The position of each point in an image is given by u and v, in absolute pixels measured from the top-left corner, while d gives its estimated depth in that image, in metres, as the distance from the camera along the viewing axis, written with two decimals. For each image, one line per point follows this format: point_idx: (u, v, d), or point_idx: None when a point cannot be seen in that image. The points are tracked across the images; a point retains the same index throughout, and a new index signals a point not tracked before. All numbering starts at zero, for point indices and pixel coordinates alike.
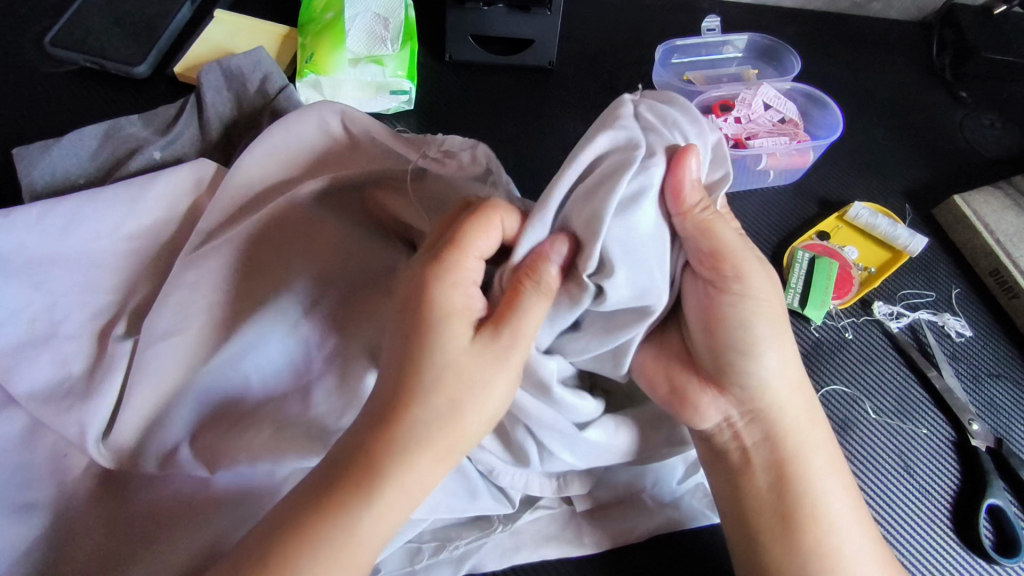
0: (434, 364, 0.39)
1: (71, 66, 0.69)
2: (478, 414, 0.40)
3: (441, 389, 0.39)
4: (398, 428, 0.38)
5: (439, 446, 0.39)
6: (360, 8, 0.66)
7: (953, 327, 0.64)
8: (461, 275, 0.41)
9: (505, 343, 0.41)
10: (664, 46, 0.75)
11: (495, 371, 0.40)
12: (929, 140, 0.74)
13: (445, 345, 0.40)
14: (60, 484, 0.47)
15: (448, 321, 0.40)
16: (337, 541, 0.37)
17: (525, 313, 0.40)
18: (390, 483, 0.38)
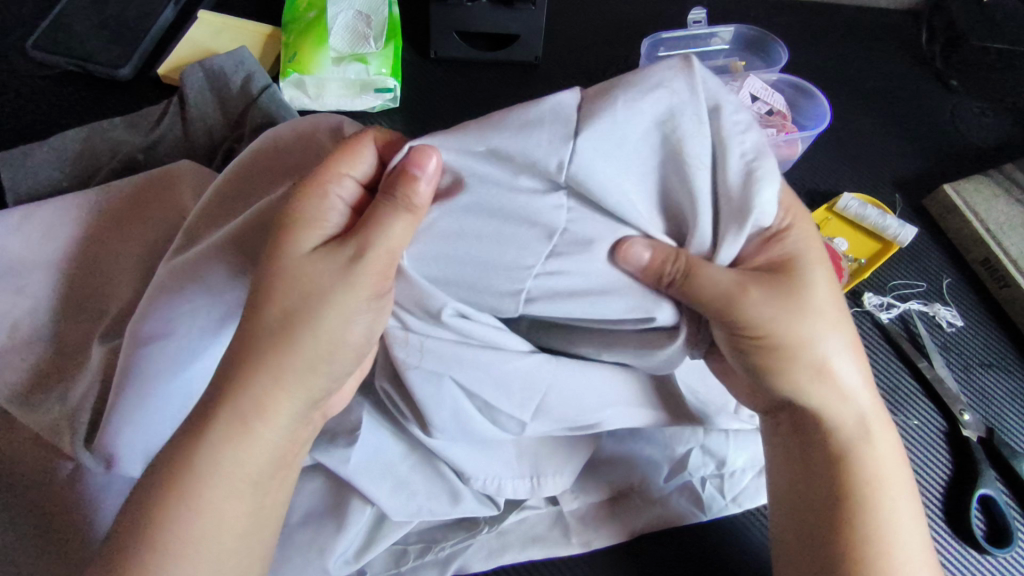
0: (272, 274, 0.38)
1: (54, 70, 0.69)
2: (315, 338, 0.38)
3: (276, 299, 0.38)
4: (257, 354, 0.38)
5: (271, 367, 0.38)
6: (342, 7, 0.66)
7: (944, 318, 0.63)
8: (326, 188, 0.40)
9: (353, 255, 0.38)
10: (649, 41, 0.73)
11: (336, 285, 0.38)
12: (918, 129, 0.73)
13: (289, 249, 0.38)
14: (45, 489, 0.47)
15: (297, 227, 0.39)
16: (190, 482, 0.36)
17: (379, 224, 0.37)
18: (232, 399, 0.38)
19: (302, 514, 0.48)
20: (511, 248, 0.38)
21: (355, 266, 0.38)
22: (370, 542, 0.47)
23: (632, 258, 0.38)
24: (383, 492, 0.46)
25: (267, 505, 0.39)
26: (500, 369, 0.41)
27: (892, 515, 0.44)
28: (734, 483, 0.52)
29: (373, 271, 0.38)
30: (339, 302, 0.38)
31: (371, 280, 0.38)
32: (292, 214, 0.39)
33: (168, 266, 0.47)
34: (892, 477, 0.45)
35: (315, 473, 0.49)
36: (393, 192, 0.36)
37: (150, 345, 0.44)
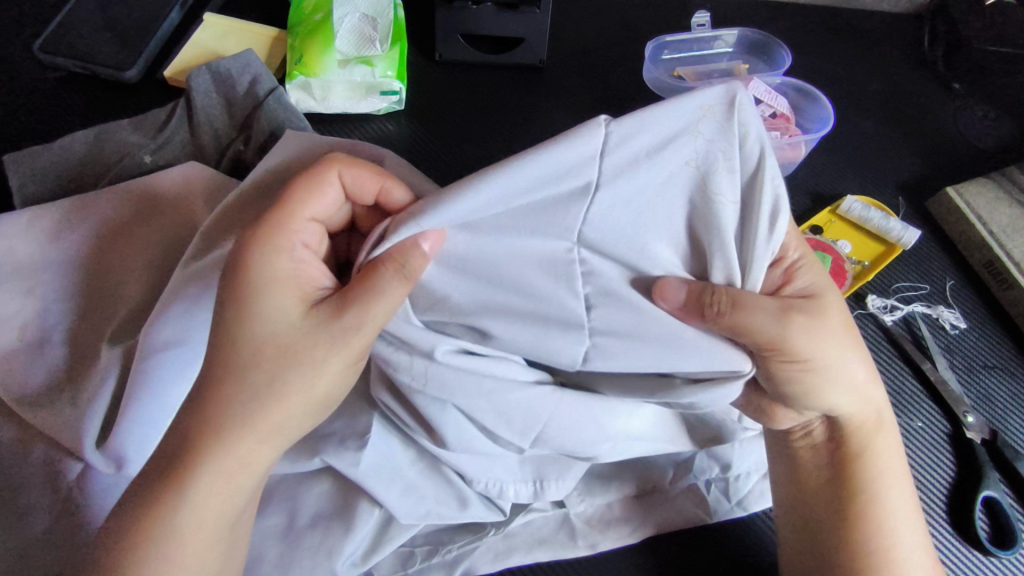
0: (255, 341, 0.39)
1: (60, 72, 0.69)
2: (302, 397, 0.40)
3: (263, 365, 0.39)
4: (240, 408, 0.38)
5: (247, 422, 0.38)
6: (348, 9, 0.66)
7: (947, 319, 0.64)
8: (290, 241, 0.41)
9: (345, 322, 0.39)
10: (653, 43, 0.74)
11: (329, 350, 0.39)
12: (921, 133, 0.74)
13: (265, 311, 0.39)
14: (50, 490, 0.47)
15: (274, 291, 0.39)
16: (163, 542, 0.37)
17: (379, 295, 0.38)
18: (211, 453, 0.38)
19: (309, 517, 0.48)
20: (536, 279, 0.39)
21: (343, 333, 0.39)
22: (378, 544, 0.47)
23: (668, 302, 0.38)
24: (393, 494, 0.46)
25: (236, 547, 0.41)
26: (505, 401, 0.42)
27: (893, 512, 0.45)
28: (740, 487, 0.53)
29: (361, 337, 0.39)
30: (323, 363, 0.40)
31: (358, 344, 0.40)
32: (267, 277, 0.39)
33: (185, 269, 0.47)
34: (893, 471, 0.47)
35: (322, 476, 0.49)
36: (403, 267, 0.38)
37: (171, 349, 0.45)
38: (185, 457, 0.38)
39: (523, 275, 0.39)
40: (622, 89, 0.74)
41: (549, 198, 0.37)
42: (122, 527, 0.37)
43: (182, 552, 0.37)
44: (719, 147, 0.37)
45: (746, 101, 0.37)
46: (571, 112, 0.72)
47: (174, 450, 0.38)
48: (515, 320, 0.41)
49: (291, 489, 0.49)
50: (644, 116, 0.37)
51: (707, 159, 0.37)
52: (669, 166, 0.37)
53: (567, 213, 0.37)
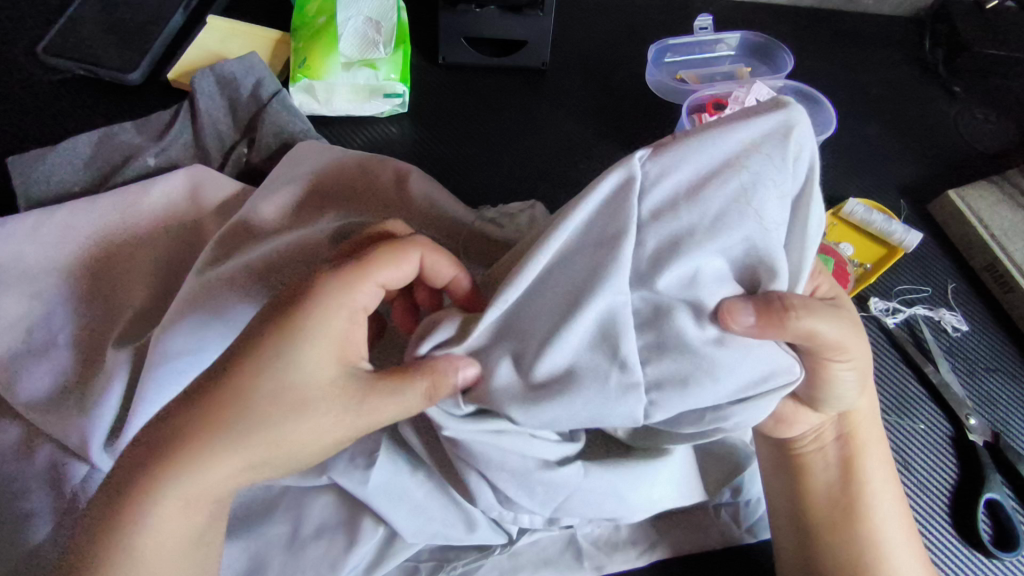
0: (269, 381, 0.38)
1: (63, 74, 0.69)
2: (306, 447, 0.39)
3: (267, 411, 0.37)
4: (244, 439, 0.37)
5: (249, 455, 0.37)
6: (352, 12, 0.66)
7: (950, 322, 0.64)
8: (353, 306, 0.40)
9: (368, 398, 0.39)
10: (656, 46, 0.75)
11: (334, 418, 0.39)
12: (922, 135, 0.74)
13: (302, 364, 0.38)
14: (55, 495, 0.46)
15: (308, 346, 0.39)
16: (135, 541, 0.36)
17: (398, 396, 0.38)
18: (192, 462, 0.37)
19: (314, 527, 0.48)
20: (586, 323, 0.37)
21: (364, 402, 0.39)
22: (381, 559, 0.47)
23: (739, 325, 0.36)
24: (401, 514, 0.46)
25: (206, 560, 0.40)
26: (533, 477, 0.43)
27: (879, 520, 0.48)
28: (750, 513, 0.53)
29: (376, 410, 0.39)
30: (337, 425, 0.39)
31: (365, 421, 0.39)
32: (313, 334, 0.39)
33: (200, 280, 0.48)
34: (875, 464, 0.49)
35: (327, 489, 0.49)
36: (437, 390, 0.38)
37: (182, 359, 0.45)
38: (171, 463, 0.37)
39: (573, 339, 0.37)
40: (626, 92, 0.74)
41: (597, 230, 0.37)
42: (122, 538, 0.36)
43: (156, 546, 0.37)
44: (776, 168, 0.37)
45: (801, 120, 0.38)
46: (574, 116, 0.72)
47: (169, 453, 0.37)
48: (569, 372, 0.38)
49: (295, 500, 0.48)
50: (694, 141, 0.37)
51: (757, 185, 0.37)
52: (722, 193, 0.36)
53: (620, 252, 0.36)
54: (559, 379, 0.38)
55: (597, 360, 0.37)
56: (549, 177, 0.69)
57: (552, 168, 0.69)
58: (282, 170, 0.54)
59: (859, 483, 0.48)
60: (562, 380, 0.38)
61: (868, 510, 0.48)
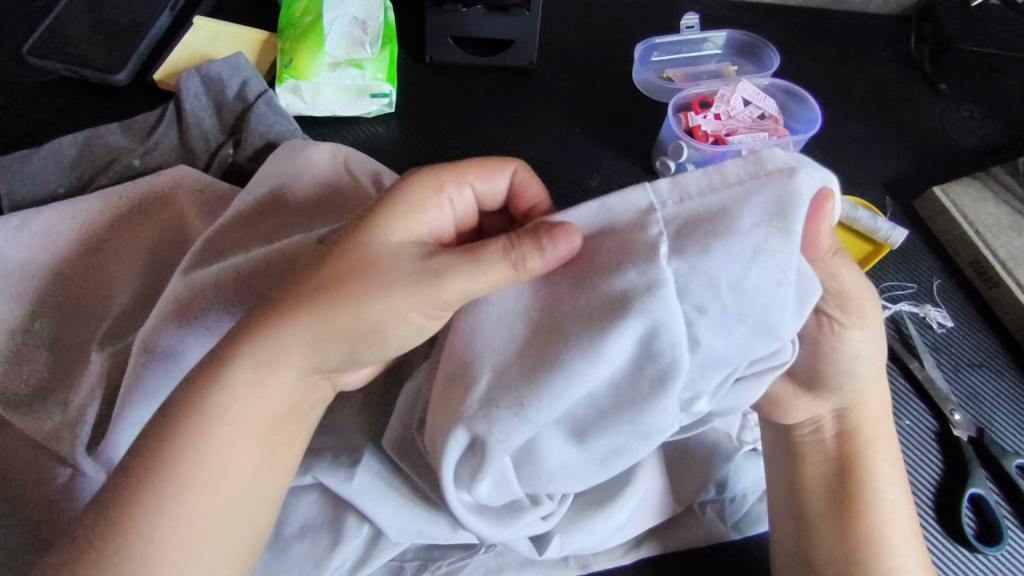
0: (361, 246, 0.39)
1: (49, 75, 0.69)
2: (379, 312, 0.38)
3: (332, 276, 0.38)
4: (329, 295, 0.38)
5: (331, 305, 0.38)
6: (338, 12, 0.66)
7: (935, 318, 0.64)
8: (443, 189, 0.42)
9: (437, 263, 0.38)
10: (642, 45, 0.75)
11: (395, 294, 0.38)
12: (907, 132, 0.74)
13: (397, 217, 0.40)
14: (36, 497, 0.46)
15: (398, 214, 0.40)
16: (182, 442, 0.37)
17: (480, 267, 0.37)
18: (276, 326, 0.38)
19: (298, 527, 0.48)
20: (633, 407, 0.38)
21: (432, 280, 0.38)
22: (365, 558, 0.47)
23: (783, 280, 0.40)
24: (386, 512, 0.46)
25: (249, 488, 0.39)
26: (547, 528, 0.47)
27: (866, 515, 0.47)
28: (735, 510, 0.53)
29: (447, 289, 0.38)
30: (413, 296, 0.38)
31: (417, 296, 0.38)
32: (405, 200, 0.40)
33: (188, 275, 0.48)
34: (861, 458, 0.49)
35: (312, 486, 0.49)
36: (516, 244, 0.37)
37: (171, 359, 0.46)
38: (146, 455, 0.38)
39: (619, 418, 0.39)
40: (613, 90, 0.74)
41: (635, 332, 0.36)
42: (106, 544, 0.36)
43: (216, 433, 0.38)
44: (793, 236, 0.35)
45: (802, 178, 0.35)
46: (562, 116, 0.72)
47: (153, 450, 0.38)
48: (616, 437, 0.40)
49: None
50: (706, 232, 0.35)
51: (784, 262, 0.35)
52: (756, 280, 0.35)
53: (662, 351, 0.37)
54: (606, 440, 0.40)
55: (642, 426, 0.39)
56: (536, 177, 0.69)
57: (539, 167, 0.69)
58: (270, 171, 0.55)
59: (844, 479, 0.48)
60: (610, 440, 0.40)
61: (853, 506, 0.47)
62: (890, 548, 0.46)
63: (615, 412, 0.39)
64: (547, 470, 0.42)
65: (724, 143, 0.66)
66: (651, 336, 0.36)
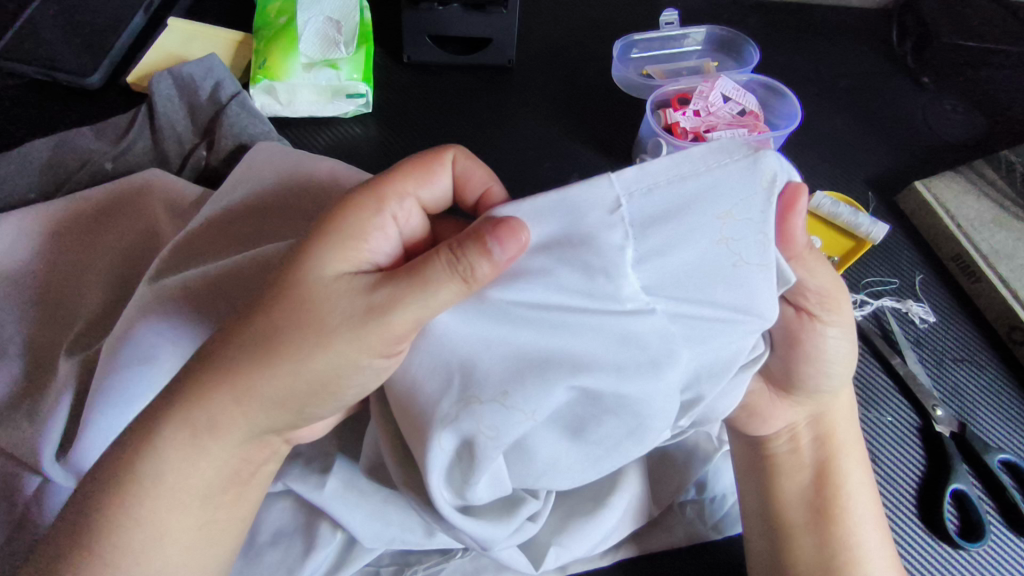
0: (304, 280, 0.37)
1: (21, 78, 0.68)
2: (328, 360, 0.36)
3: (276, 313, 0.36)
4: (271, 355, 0.36)
5: (274, 356, 0.36)
6: (312, 12, 0.66)
7: (917, 314, 0.63)
8: (385, 205, 0.40)
9: (383, 294, 0.36)
10: (621, 41, 0.74)
11: (345, 331, 0.36)
12: (890, 126, 0.74)
13: (322, 256, 0.37)
14: (8, 506, 0.45)
15: (343, 244, 0.38)
16: (138, 465, 0.37)
17: (429, 289, 0.35)
18: (219, 394, 0.37)
19: (271, 534, 0.47)
20: (633, 405, 0.38)
21: (379, 313, 0.36)
22: (339, 565, 0.47)
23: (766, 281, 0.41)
24: (358, 519, 0.45)
25: (217, 511, 0.39)
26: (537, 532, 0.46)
27: (842, 513, 0.47)
28: (715, 509, 0.53)
29: (397, 327, 0.36)
30: (361, 339, 0.36)
31: (366, 337, 0.36)
32: (348, 225, 0.38)
33: (158, 287, 0.47)
34: (835, 456, 0.49)
35: (285, 492, 0.48)
36: (460, 256, 0.35)
37: (137, 366, 0.45)
38: (107, 465, 0.37)
39: (620, 418, 0.39)
40: (593, 88, 0.74)
41: (620, 325, 0.37)
42: (68, 553, 0.36)
43: (170, 463, 0.37)
44: (757, 225, 0.36)
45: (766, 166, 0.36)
46: (541, 114, 0.72)
47: (114, 459, 0.37)
48: (617, 439, 0.40)
49: None
50: (671, 226, 0.36)
51: (750, 250, 0.37)
52: (719, 267, 0.37)
53: (648, 343, 0.37)
54: (606, 443, 0.40)
55: (644, 428, 0.39)
56: (515, 176, 0.68)
57: (519, 166, 0.69)
58: (242, 176, 0.54)
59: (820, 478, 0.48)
60: (611, 442, 0.40)
61: (829, 504, 0.47)
62: (864, 547, 0.46)
63: (614, 411, 0.38)
64: (540, 467, 0.40)
65: (703, 140, 0.66)
66: (637, 331, 0.37)
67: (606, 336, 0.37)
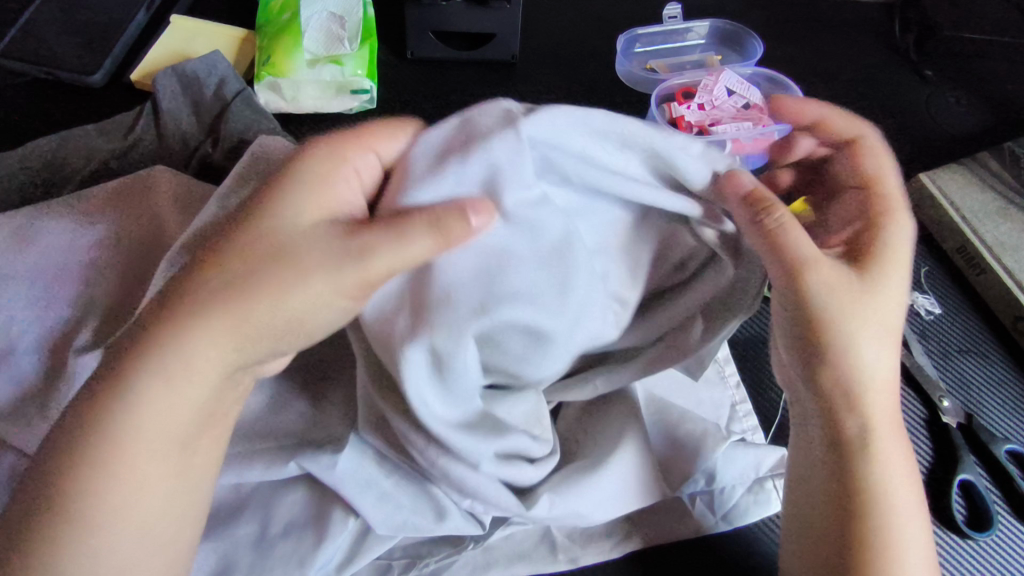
0: (267, 227, 0.37)
1: (23, 76, 0.68)
2: (302, 300, 0.36)
3: (240, 257, 0.36)
4: (237, 292, 0.36)
5: (236, 314, 0.36)
6: (316, 8, 0.66)
7: (922, 305, 0.64)
8: (347, 155, 0.38)
9: (353, 236, 0.35)
10: (624, 37, 0.75)
11: (320, 265, 0.36)
12: (893, 119, 0.74)
13: (288, 205, 0.37)
14: None
15: (305, 193, 0.37)
16: (118, 417, 0.36)
17: (396, 233, 0.34)
18: (185, 332, 0.36)
19: (283, 525, 0.47)
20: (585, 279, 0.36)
21: (353, 256, 0.35)
22: (352, 556, 0.47)
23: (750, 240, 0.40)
24: (370, 504, 0.45)
25: (192, 467, 0.38)
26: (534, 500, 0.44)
27: None
28: (724, 500, 0.52)
29: (377, 270, 0.35)
30: (337, 277, 0.35)
31: (342, 276, 0.35)
32: (303, 175, 0.38)
33: (166, 274, 0.45)
34: None
35: (297, 484, 0.48)
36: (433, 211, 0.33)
37: None
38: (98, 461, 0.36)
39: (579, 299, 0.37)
40: (596, 84, 0.73)
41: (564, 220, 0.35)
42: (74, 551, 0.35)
43: (144, 414, 0.36)
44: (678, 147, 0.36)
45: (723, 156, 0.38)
46: None
47: (103, 437, 0.36)
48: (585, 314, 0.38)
49: (264, 499, 0.48)
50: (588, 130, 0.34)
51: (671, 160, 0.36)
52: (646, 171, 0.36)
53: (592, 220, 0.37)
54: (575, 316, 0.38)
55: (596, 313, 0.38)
56: None
57: None
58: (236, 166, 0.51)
59: None
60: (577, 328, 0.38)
61: None
62: None
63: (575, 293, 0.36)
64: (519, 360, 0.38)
65: (707, 134, 0.66)
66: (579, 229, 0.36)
67: (522, 222, 0.34)
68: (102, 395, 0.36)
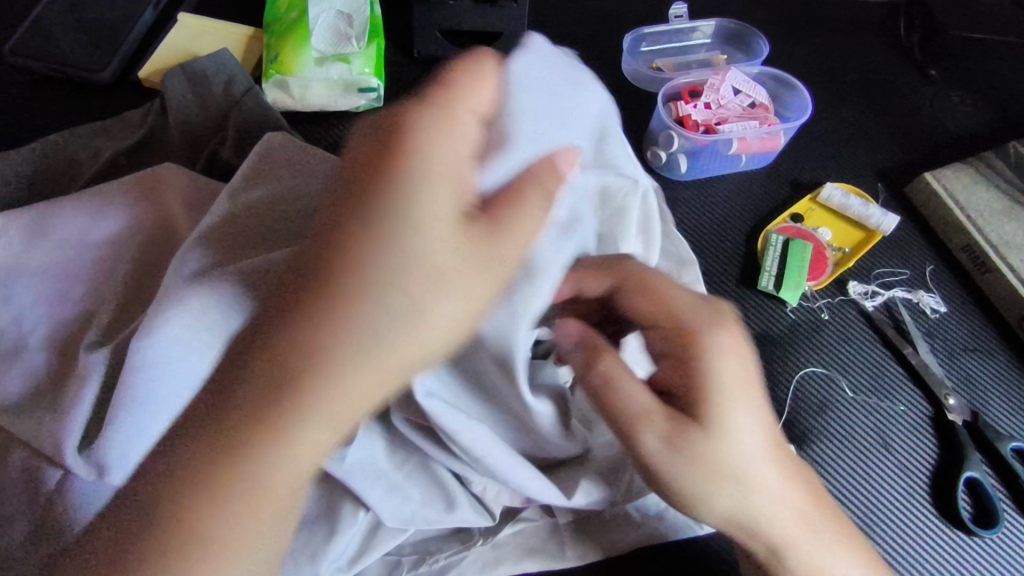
0: (418, 224, 0.32)
1: (30, 74, 0.68)
2: (449, 305, 0.33)
3: (372, 266, 0.32)
4: (367, 310, 0.32)
5: (367, 335, 0.32)
6: (324, 6, 0.65)
7: (928, 304, 0.64)
8: (452, 114, 0.33)
9: (483, 217, 0.34)
10: (631, 35, 0.74)
11: (483, 262, 0.33)
12: (897, 119, 0.74)
13: (431, 190, 0.32)
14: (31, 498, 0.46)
15: (435, 174, 0.32)
16: (234, 460, 0.33)
17: (522, 207, 0.34)
18: (317, 368, 0.32)
19: None
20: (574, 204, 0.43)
21: (481, 243, 0.33)
22: (362, 551, 0.47)
23: None
24: (380, 499, 0.45)
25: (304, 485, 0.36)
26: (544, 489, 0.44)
27: None
28: None
29: (511, 252, 0.34)
30: (484, 270, 0.34)
31: (492, 268, 0.34)
32: (414, 143, 0.32)
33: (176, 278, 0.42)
34: None
35: None
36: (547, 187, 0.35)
37: None
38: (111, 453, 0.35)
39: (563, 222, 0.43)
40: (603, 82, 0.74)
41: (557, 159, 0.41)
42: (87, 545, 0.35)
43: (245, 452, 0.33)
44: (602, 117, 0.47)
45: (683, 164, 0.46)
46: None
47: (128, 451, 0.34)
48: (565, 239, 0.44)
49: None
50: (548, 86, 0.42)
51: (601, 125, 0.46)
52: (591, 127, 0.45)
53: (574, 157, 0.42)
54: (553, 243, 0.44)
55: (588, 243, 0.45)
56: None
57: None
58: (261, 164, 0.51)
59: None
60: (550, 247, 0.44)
61: None
62: None
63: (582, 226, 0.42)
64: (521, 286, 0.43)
65: (714, 132, 0.67)
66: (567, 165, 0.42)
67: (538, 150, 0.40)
68: (193, 441, 0.33)
